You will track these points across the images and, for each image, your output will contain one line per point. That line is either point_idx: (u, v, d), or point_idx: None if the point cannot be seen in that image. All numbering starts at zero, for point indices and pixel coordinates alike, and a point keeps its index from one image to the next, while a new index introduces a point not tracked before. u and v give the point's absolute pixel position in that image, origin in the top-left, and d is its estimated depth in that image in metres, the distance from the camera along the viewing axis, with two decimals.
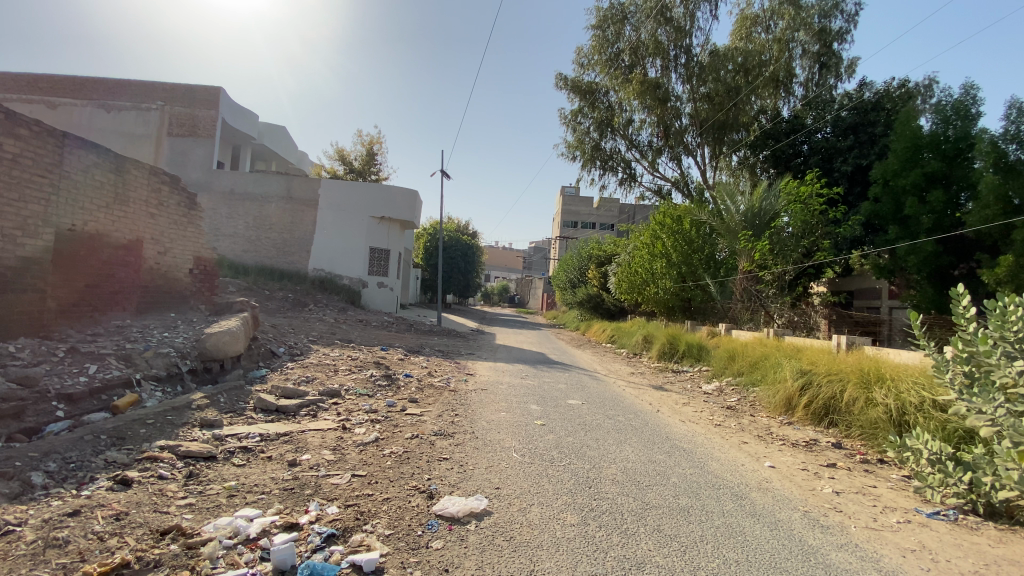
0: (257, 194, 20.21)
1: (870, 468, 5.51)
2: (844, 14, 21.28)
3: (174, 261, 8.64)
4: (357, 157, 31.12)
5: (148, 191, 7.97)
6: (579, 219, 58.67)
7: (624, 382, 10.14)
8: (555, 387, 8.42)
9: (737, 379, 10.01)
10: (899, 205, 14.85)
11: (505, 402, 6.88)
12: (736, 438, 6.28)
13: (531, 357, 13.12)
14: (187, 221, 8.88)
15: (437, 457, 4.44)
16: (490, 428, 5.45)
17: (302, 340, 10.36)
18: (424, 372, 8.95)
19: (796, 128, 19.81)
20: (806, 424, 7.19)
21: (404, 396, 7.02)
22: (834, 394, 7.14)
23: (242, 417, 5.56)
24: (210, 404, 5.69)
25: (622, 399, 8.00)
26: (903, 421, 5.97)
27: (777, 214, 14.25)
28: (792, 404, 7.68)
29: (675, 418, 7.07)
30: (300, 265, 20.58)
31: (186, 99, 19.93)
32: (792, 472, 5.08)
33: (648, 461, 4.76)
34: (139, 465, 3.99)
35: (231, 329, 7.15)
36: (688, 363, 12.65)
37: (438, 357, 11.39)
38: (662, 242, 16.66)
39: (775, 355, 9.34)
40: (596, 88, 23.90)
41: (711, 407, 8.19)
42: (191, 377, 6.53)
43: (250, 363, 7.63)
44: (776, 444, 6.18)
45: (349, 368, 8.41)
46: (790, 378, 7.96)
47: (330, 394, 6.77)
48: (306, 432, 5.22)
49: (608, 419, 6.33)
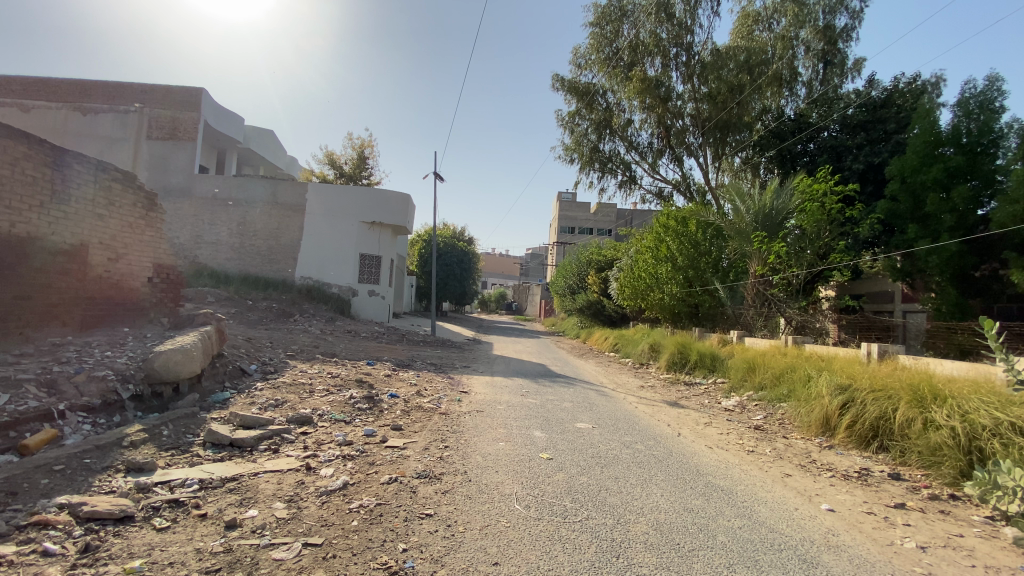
0: (241, 200, 19.27)
1: (946, 507, 4.56)
2: (849, 10, 20.67)
3: (130, 269, 7.62)
4: (348, 161, 30.30)
5: (95, 189, 7.00)
6: (576, 225, 57.82)
7: (634, 398, 9.16)
8: (560, 407, 7.41)
9: (759, 394, 9.04)
10: (918, 203, 13.98)
11: (504, 429, 5.88)
12: (777, 470, 5.30)
13: (531, 370, 12.11)
14: (145, 224, 7.88)
15: (419, 514, 3.47)
16: (487, 467, 4.48)
17: (279, 355, 9.35)
18: (413, 392, 7.90)
19: (802, 127, 19.03)
20: (850, 449, 6.22)
21: (386, 423, 6.02)
22: (882, 413, 6.19)
23: (185, 456, 4.59)
24: (147, 440, 4.73)
25: (635, 421, 7.02)
26: (976, 449, 5.03)
27: (790, 214, 13.14)
28: (831, 424, 6.72)
29: (701, 444, 6.07)
30: (286, 273, 19.57)
31: (170, 101, 18.89)
32: (858, 518, 4.12)
33: (684, 511, 3.80)
34: (19, 536, 3.03)
35: (185, 347, 6.15)
36: (701, 374, 11.70)
37: (429, 371, 10.35)
38: (667, 245, 15.79)
39: (804, 367, 8.38)
40: (594, 89, 23.08)
41: (736, 428, 7.19)
42: (134, 405, 5.56)
43: (211, 384, 6.65)
44: (823, 476, 5.23)
45: (326, 388, 7.39)
46: (827, 394, 6.99)
47: (299, 422, 5.78)
48: (260, 476, 4.25)
49: (626, 449, 5.36)
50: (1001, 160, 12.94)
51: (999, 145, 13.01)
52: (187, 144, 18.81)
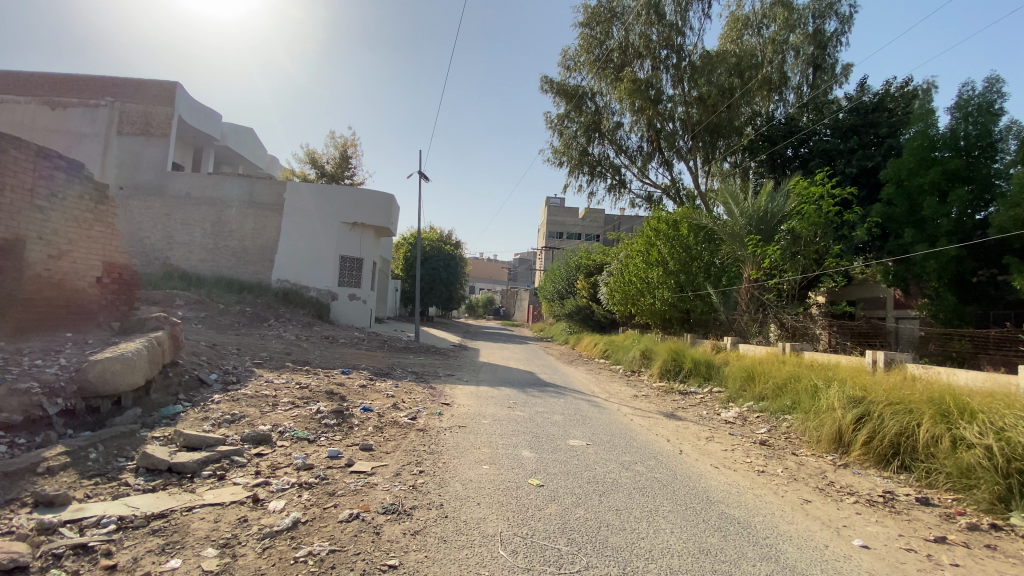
0: (217, 199, 18.43)
1: (989, 540, 4.02)
2: (838, 16, 20.56)
3: (75, 267, 6.81)
4: (330, 160, 29.53)
5: (33, 178, 6.21)
6: (565, 229, 57.61)
7: (629, 409, 8.54)
8: (550, 421, 6.78)
9: (759, 405, 8.52)
10: (914, 206, 13.71)
11: (488, 448, 5.24)
12: (794, 495, 4.75)
13: (519, 378, 11.46)
14: (95, 217, 7.08)
15: (380, 566, 2.81)
16: (467, 498, 3.83)
17: (244, 363, 8.57)
18: (388, 404, 7.19)
19: (792, 131, 18.60)
20: (868, 468, 5.69)
21: (354, 442, 5.33)
22: (903, 428, 5.70)
23: (113, 484, 3.88)
24: (68, 465, 4.00)
25: (632, 436, 6.41)
26: (1015, 472, 4.54)
27: (785, 217, 12.91)
28: (845, 440, 6.20)
29: (705, 463, 5.51)
30: (262, 276, 18.70)
31: (139, 94, 17.76)
32: (897, 557, 3.57)
33: (700, 554, 3.21)
34: None
35: (126, 355, 5.33)
36: (695, 382, 11.13)
37: (410, 381, 9.67)
38: (658, 249, 15.30)
39: (809, 377, 7.89)
40: (583, 91, 22.62)
41: (741, 443, 6.64)
42: (64, 421, 4.80)
43: (161, 397, 5.89)
44: (846, 502, 4.70)
45: (292, 401, 6.67)
46: (840, 407, 6.49)
47: (255, 442, 5.07)
48: (196, 510, 3.55)
49: (627, 473, 4.72)
50: (998, 165, 12.64)
51: (997, 149, 12.68)
52: (159, 140, 17.88)
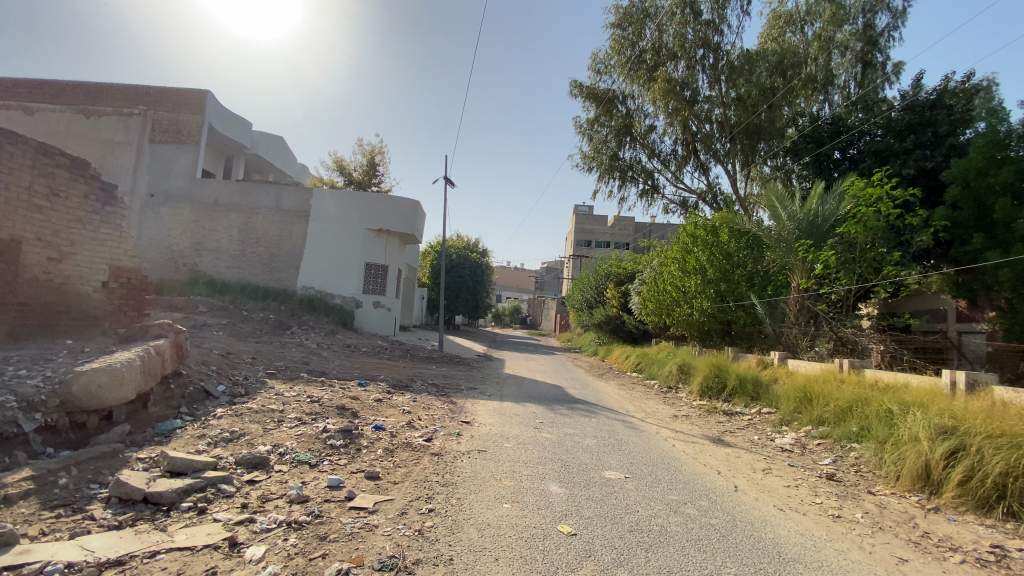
0: (245, 206, 18.45)
1: None
2: (891, 9, 19.23)
3: (77, 271, 6.51)
4: (358, 168, 29.61)
5: (32, 178, 5.92)
6: (593, 238, 56.69)
7: (669, 432, 7.67)
8: (581, 446, 6.01)
9: (819, 430, 7.51)
10: (984, 209, 12.35)
11: (510, 480, 4.54)
12: (884, 550, 3.87)
13: (546, 393, 10.71)
14: (100, 219, 6.78)
15: None
16: (483, 551, 3.13)
17: (256, 374, 8.11)
18: (402, 423, 6.55)
19: (840, 130, 17.28)
20: (965, 513, 4.71)
21: (360, 470, 4.70)
22: (1010, 467, 4.71)
23: (74, 519, 3.37)
24: (30, 493, 3.55)
25: (678, 466, 5.59)
26: None
27: (840, 220, 11.81)
28: (935, 478, 5.19)
29: (769, 504, 4.64)
30: (287, 283, 18.57)
31: (171, 103, 18.01)
32: None
33: None
34: None
35: (115, 366, 4.88)
36: (740, 402, 10.12)
37: (429, 395, 9.03)
38: (696, 256, 14.32)
39: (880, 401, 6.88)
40: (613, 94, 21.89)
41: (805, 476, 5.73)
42: (41, 438, 4.37)
43: (160, 411, 5.43)
44: (950, 561, 3.77)
45: (299, 417, 6.10)
46: (926, 439, 5.49)
47: (250, 466, 4.50)
48: (160, 556, 2.98)
49: (676, 519, 3.91)
50: None
51: None
52: (189, 147, 18.05)
